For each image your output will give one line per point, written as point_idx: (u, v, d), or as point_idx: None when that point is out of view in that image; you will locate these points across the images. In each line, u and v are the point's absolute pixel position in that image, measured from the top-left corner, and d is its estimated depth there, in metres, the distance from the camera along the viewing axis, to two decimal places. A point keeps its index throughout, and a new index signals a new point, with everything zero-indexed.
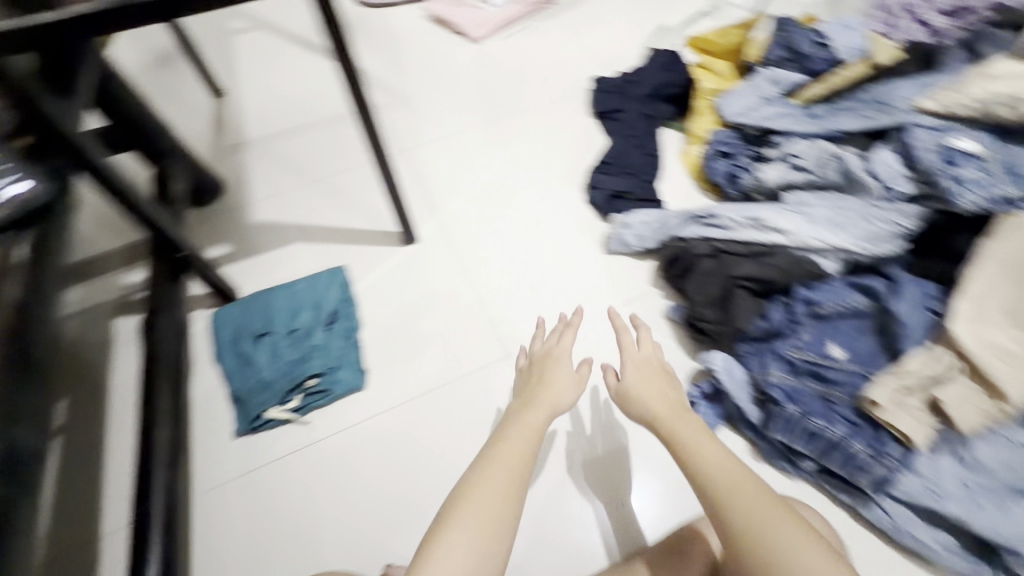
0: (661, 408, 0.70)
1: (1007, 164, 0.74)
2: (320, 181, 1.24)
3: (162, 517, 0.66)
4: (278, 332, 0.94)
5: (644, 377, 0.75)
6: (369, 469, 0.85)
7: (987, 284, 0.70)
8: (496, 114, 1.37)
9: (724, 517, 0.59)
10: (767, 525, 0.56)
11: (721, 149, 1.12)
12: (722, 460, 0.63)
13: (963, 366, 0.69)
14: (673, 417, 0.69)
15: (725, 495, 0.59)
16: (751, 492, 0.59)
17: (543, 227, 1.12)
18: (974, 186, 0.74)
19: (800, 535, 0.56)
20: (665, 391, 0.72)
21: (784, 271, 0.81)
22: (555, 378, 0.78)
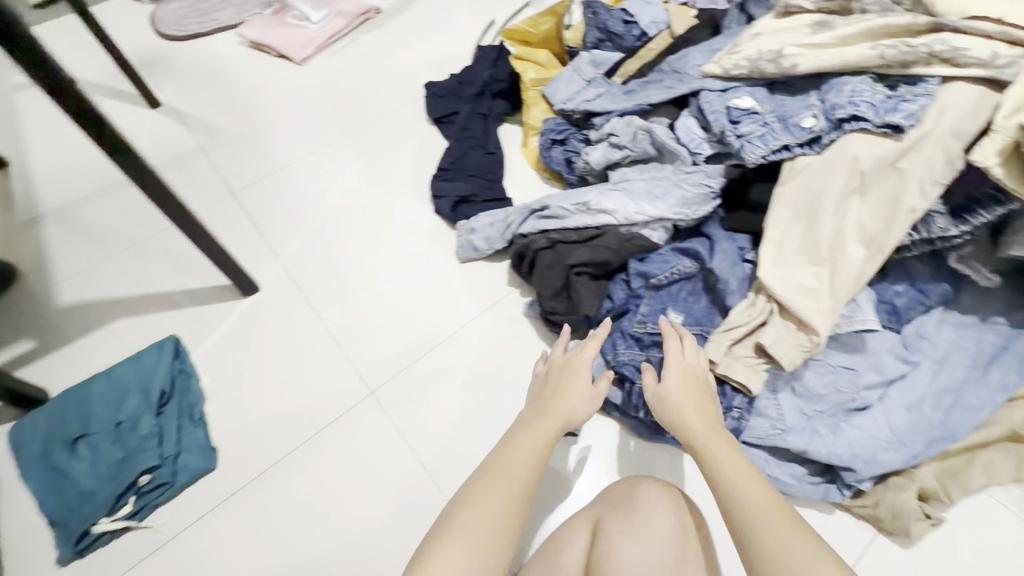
0: (695, 420, 0.63)
1: (781, 117, 0.78)
2: (138, 244, 1.10)
3: None
4: (98, 431, 0.81)
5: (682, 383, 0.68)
6: (229, 557, 0.76)
7: (779, 229, 0.75)
8: (332, 137, 1.30)
9: (751, 540, 0.50)
10: (789, 543, 0.49)
11: (555, 136, 1.12)
12: (755, 474, 0.55)
13: (773, 307, 0.73)
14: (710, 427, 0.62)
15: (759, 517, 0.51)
16: (771, 506, 0.52)
17: (394, 247, 1.07)
18: (757, 140, 0.78)
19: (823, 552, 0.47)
20: (703, 398, 0.65)
21: (615, 250, 0.83)
22: (572, 383, 0.71)
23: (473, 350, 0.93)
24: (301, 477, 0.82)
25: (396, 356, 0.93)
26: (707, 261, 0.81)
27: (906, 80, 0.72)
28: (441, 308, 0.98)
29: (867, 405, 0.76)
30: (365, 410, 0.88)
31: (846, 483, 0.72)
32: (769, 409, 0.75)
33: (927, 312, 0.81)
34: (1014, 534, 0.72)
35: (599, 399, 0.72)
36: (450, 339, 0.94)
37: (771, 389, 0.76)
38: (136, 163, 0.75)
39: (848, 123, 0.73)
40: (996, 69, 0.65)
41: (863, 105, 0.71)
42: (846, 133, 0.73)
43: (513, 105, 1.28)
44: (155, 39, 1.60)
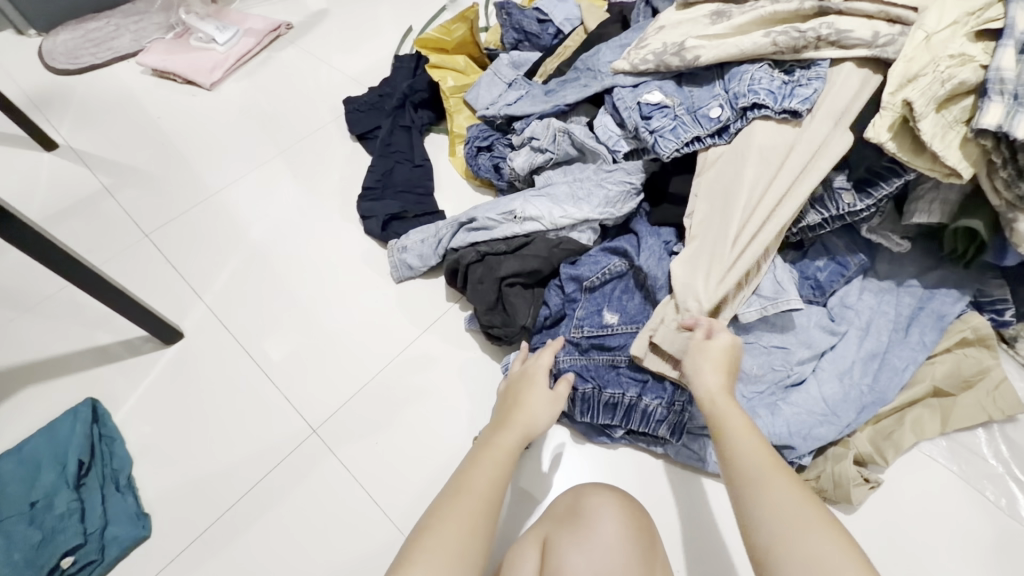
0: (710, 385, 0.62)
1: (690, 109, 0.78)
2: (44, 303, 1.01)
3: None
4: (7, 517, 0.74)
5: (695, 357, 0.65)
6: None
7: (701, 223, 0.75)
8: (250, 163, 1.24)
9: (756, 524, 0.49)
10: (799, 522, 0.47)
11: (480, 144, 1.10)
12: (764, 449, 0.53)
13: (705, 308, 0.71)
14: (723, 395, 0.60)
15: (768, 496, 0.49)
16: (789, 483, 0.50)
17: (325, 273, 1.03)
18: (668, 134, 0.78)
19: (829, 532, 0.46)
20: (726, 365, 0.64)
21: (544, 258, 0.82)
22: (533, 392, 0.71)
23: (416, 372, 0.90)
24: (245, 531, 0.78)
25: (336, 388, 0.89)
26: (634, 258, 0.81)
27: (799, 65, 0.75)
28: (380, 332, 0.95)
29: (801, 379, 0.78)
30: (308, 449, 0.84)
31: (788, 460, 0.73)
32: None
33: (850, 283, 0.83)
34: (946, 484, 0.76)
35: (561, 402, 0.72)
36: (391, 364, 0.91)
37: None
38: (10, 222, 0.68)
39: (752, 112, 0.74)
40: (879, 48, 0.69)
41: (761, 92, 0.73)
42: (750, 120, 0.75)
43: (438, 113, 1.26)
44: (46, 75, 1.47)
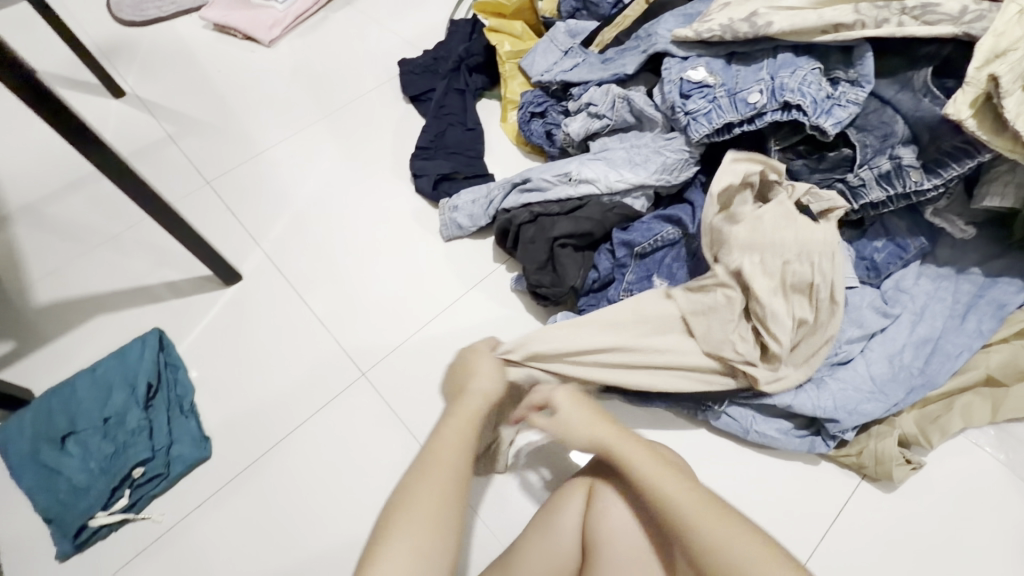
0: (598, 432, 0.59)
1: (729, 91, 0.79)
2: (114, 239, 1.08)
3: None
4: (86, 429, 0.81)
5: (574, 405, 0.62)
6: (230, 540, 0.77)
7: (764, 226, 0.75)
8: (306, 119, 1.27)
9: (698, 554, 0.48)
10: (741, 559, 0.46)
11: (534, 110, 1.11)
12: (686, 487, 0.52)
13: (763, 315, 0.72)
14: (607, 435, 0.58)
15: (710, 543, 0.47)
16: (716, 517, 0.49)
17: (376, 228, 1.06)
18: (701, 118, 0.80)
19: (758, 548, 0.47)
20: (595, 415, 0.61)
21: (597, 221, 0.83)
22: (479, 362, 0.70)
23: (462, 326, 0.93)
24: (298, 460, 0.82)
25: (385, 336, 0.93)
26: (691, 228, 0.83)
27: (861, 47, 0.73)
28: (428, 286, 0.98)
29: (849, 357, 0.77)
30: (358, 390, 0.88)
31: (831, 435, 0.73)
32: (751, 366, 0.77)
33: (907, 267, 0.82)
34: (992, 474, 0.75)
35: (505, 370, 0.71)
36: (438, 317, 0.94)
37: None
38: (89, 142, 0.71)
39: (787, 109, 0.75)
40: (965, 25, 0.65)
41: (807, 96, 0.73)
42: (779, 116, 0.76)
43: (491, 78, 1.26)
44: (114, 27, 1.53)
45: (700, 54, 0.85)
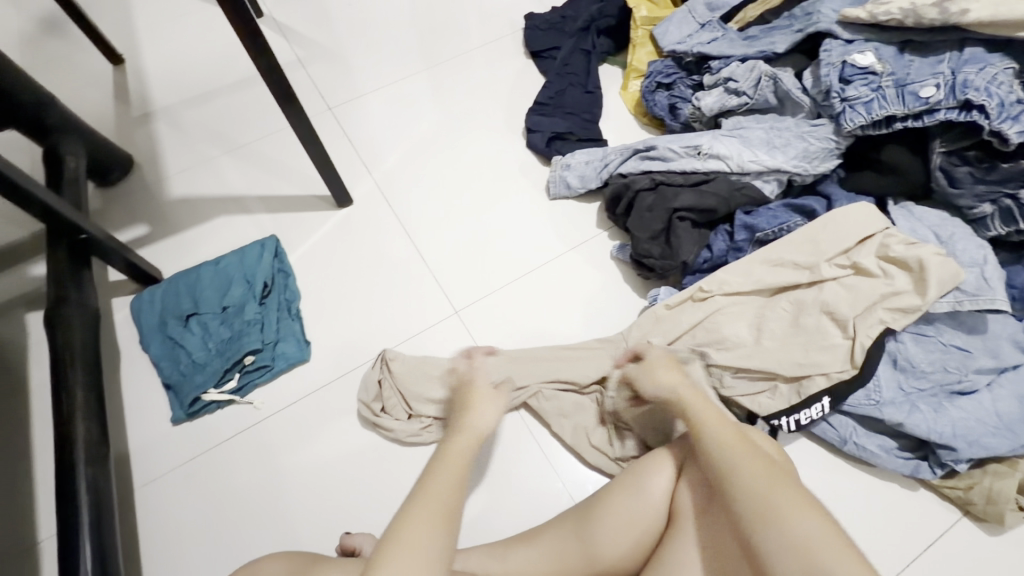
0: (670, 387, 0.65)
1: (898, 82, 0.73)
2: (240, 149, 1.14)
3: (91, 525, 0.60)
4: (207, 312, 0.88)
5: (652, 369, 0.68)
6: (320, 437, 0.82)
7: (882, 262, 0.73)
8: (427, 59, 1.27)
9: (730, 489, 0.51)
10: (775, 496, 0.49)
11: (661, 80, 1.07)
12: (733, 433, 0.56)
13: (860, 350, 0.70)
14: (686, 394, 0.63)
15: (738, 477, 0.51)
16: (754, 459, 0.52)
17: (483, 176, 1.07)
18: (860, 106, 0.74)
19: (803, 503, 0.48)
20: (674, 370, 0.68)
21: (722, 198, 0.80)
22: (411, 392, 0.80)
23: (557, 285, 0.93)
24: None
25: (481, 281, 0.95)
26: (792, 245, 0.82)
27: None
28: (528, 240, 0.98)
29: (973, 388, 0.72)
30: (449, 327, 0.91)
31: (940, 462, 0.69)
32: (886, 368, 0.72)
33: None
34: None
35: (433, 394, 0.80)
36: (535, 272, 0.95)
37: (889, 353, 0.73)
38: (254, 38, 0.74)
39: (966, 110, 0.68)
40: None
41: (994, 98, 0.67)
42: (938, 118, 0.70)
43: (617, 44, 1.23)
44: None
45: (867, 39, 0.79)
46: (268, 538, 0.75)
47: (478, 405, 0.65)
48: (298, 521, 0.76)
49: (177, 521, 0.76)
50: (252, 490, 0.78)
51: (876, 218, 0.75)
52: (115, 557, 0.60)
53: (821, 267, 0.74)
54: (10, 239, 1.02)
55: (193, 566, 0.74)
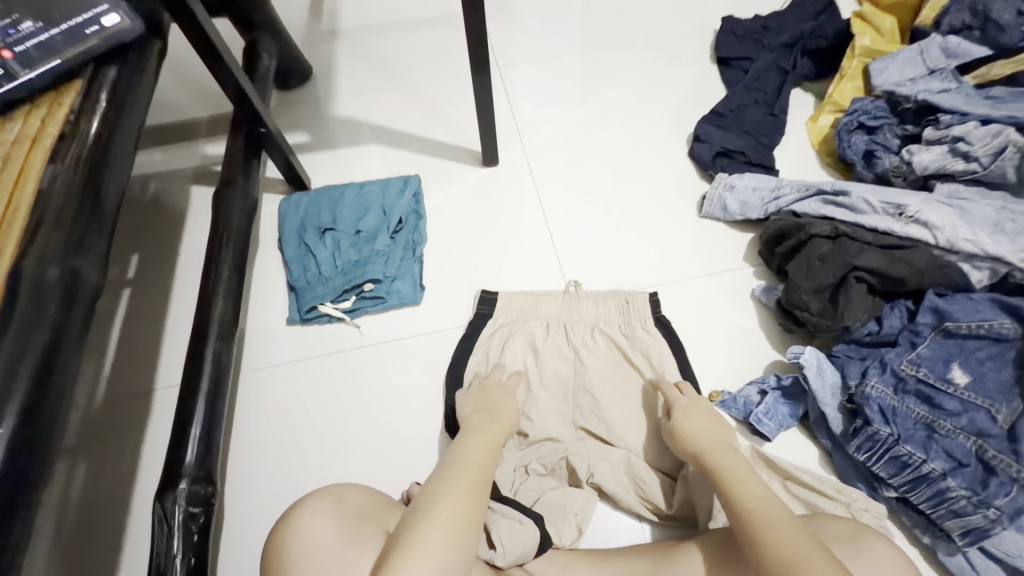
0: (706, 442, 0.63)
1: None
2: (407, 86, 1.17)
3: (208, 393, 0.65)
4: (342, 231, 0.91)
5: (688, 416, 0.66)
6: (412, 375, 0.83)
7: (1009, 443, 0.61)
8: (607, 39, 1.22)
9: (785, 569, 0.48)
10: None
11: (865, 121, 0.94)
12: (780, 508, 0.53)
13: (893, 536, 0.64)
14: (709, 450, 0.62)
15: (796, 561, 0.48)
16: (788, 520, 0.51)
17: (633, 174, 1.02)
18: None
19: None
20: (709, 411, 0.67)
21: (918, 271, 0.69)
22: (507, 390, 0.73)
23: (683, 306, 0.86)
24: None
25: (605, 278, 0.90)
26: (885, 426, 0.65)
27: None
28: (665, 252, 0.92)
29: None
30: None
31: None
32: (992, 525, 0.60)
33: None
34: None
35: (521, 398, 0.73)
36: (665, 286, 0.89)
37: (975, 486, 0.61)
38: None
39: None
40: None
41: None
42: None
43: (818, 70, 1.10)
44: None
45: None
46: (343, 456, 0.78)
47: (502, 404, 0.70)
48: (373, 454, 0.78)
49: (270, 409, 0.81)
50: (340, 404, 0.81)
51: (1012, 393, 0.63)
52: (219, 428, 0.65)
53: (869, 399, 0.66)
54: (197, 116, 1.12)
55: (275, 465, 0.77)
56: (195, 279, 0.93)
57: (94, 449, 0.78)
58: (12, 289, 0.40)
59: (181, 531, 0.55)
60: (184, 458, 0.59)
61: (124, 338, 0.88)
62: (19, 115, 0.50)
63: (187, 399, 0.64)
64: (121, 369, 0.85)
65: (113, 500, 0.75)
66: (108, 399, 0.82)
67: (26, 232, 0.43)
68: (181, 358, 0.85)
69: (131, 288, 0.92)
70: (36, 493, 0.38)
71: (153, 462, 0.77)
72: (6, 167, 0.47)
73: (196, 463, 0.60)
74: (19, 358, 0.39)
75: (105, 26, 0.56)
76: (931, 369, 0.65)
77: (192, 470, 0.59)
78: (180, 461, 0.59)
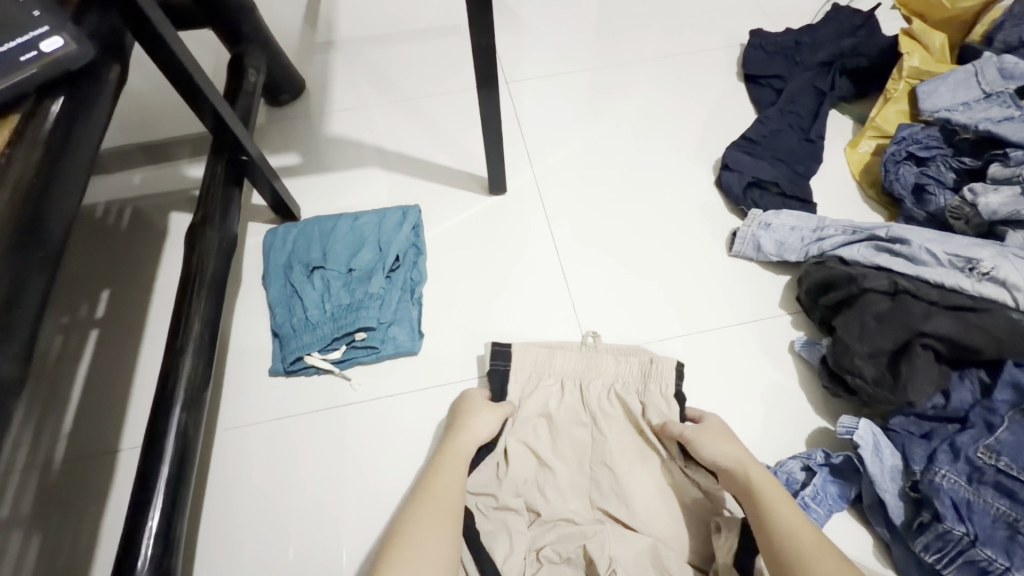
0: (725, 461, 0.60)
1: None
2: (408, 102, 1.08)
3: (170, 476, 0.56)
4: (333, 270, 0.81)
5: (705, 435, 0.63)
6: (409, 436, 0.74)
7: None
8: (625, 53, 1.12)
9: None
10: None
11: (915, 152, 0.85)
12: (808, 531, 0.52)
13: None
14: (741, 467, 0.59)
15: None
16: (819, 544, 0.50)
17: (654, 205, 0.92)
18: None
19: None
20: (728, 434, 0.64)
21: (995, 339, 0.60)
22: (477, 418, 0.67)
23: (713, 360, 0.77)
24: None
25: (625, 325, 0.81)
26: (959, 524, 0.55)
27: None
28: (691, 297, 0.82)
29: None
30: None
31: None
32: None
33: None
34: None
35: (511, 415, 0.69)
36: (693, 337, 0.79)
37: None
38: None
39: None
40: None
41: None
42: None
43: (857, 91, 1.01)
44: None
45: None
46: (329, 532, 0.69)
47: (476, 418, 0.67)
48: (363, 530, 0.69)
49: (248, 475, 0.72)
50: (327, 471, 0.72)
51: None
52: (181, 517, 0.55)
53: (939, 492, 0.56)
54: (179, 134, 1.03)
55: (250, 542, 0.68)
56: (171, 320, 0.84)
57: (48, 522, 0.69)
58: None
59: None
60: (136, 563, 0.50)
61: (87, 388, 0.78)
62: None
63: (144, 486, 0.54)
64: (83, 425, 0.75)
65: None
66: (67, 461, 0.73)
67: None
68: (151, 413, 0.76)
69: (98, 329, 0.83)
70: None
71: (114, 537, 0.68)
72: None
73: (150, 569, 0.50)
74: None
75: (46, 51, 0.46)
76: (1013, 458, 0.56)
77: (147, 575, 0.50)
78: (131, 566, 0.50)
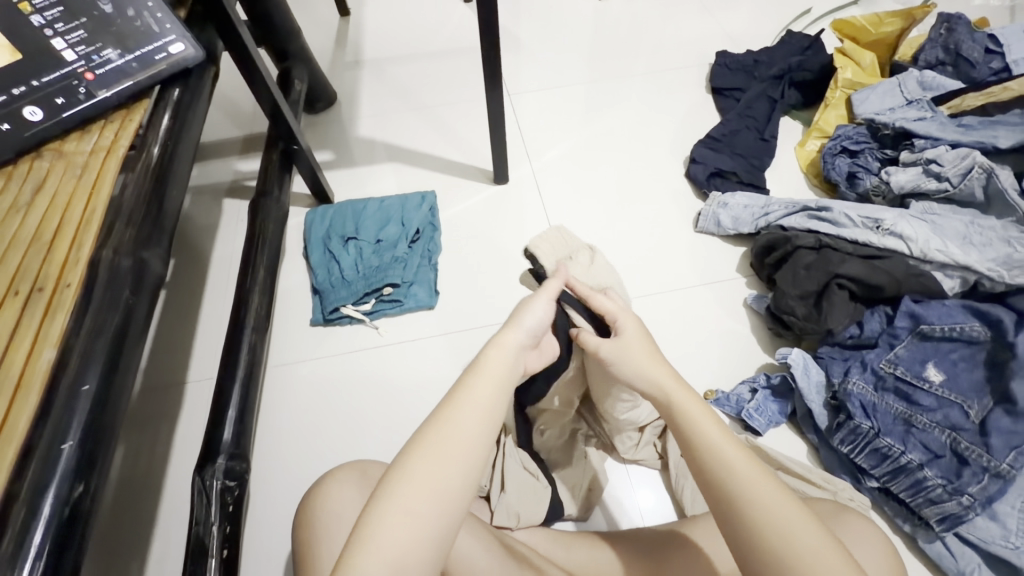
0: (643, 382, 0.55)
1: None
2: (425, 110, 1.26)
3: (242, 381, 0.71)
4: (364, 239, 0.99)
5: (629, 352, 0.56)
6: (426, 372, 0.89)
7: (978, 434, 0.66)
8: (610, 71, 1.31)
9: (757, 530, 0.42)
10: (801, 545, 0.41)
11: (848, 146, 1.02)
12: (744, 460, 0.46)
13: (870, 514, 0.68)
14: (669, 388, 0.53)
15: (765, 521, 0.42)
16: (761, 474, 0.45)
17: (633, 192, 1.09)
18: None
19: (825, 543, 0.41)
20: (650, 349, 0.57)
21: (895, 279, 0.75)
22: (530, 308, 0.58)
23: (679, 313, 0.92)
24: None
25: None
26: (866, 420, 0.70)
27: None
28: (663, 264, 0.98)
29: None
30: None
31: None
32: (965, 511, 0.65)
33: None
34: None
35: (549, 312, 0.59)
36: (664, 294, 0.95)
37: (950, 475, 0.66)
38: (488, 14, 0.82)
39: None
40: None
41: None
42: None
43: (805, 100, 1.19)
44: None
45: None
46: (361, 446, 0.83)
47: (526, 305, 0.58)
48: (388, 445, 0.83)
49: (293, 401, 0.87)
50: (359, 399, 0.87)
51: (982, 391, 0.68)
52: (251, 412, 0.70)
53: (850, 395, 0.71)
54: (231, 136, 1.21)
55: (297, 452, 0.82)
56: (228, 282, 1.00)
57: (131, 437, 0.83)
58: (93, 275, 0.44)
59: (218, 500, 0.60)
60: (222, 436, 0.65)
61: (159, 336, 0.94)
62: (91, 130, 0.53)
63: (224, 386, 0.70)
64: (156, 363, 0.91)
65: (147, 484, 0.80)
66: (145, 391, 0.88)
67: (102, 229, 0.47)
68: (213, 354, 0.92)
69: (167, 290, 0.99)
70: (103, 463, 0.42)
71: (185, 449, 0.83)
72: (84, 175, 0.49)
73: (230, 444, 0.65)
74: (97, 334, 0.43)
75: (173, 53, 0.58)
76: (907, 367, 0.71)
77: (228, 447, 0.65)
78: (219, 439, 0.65)
